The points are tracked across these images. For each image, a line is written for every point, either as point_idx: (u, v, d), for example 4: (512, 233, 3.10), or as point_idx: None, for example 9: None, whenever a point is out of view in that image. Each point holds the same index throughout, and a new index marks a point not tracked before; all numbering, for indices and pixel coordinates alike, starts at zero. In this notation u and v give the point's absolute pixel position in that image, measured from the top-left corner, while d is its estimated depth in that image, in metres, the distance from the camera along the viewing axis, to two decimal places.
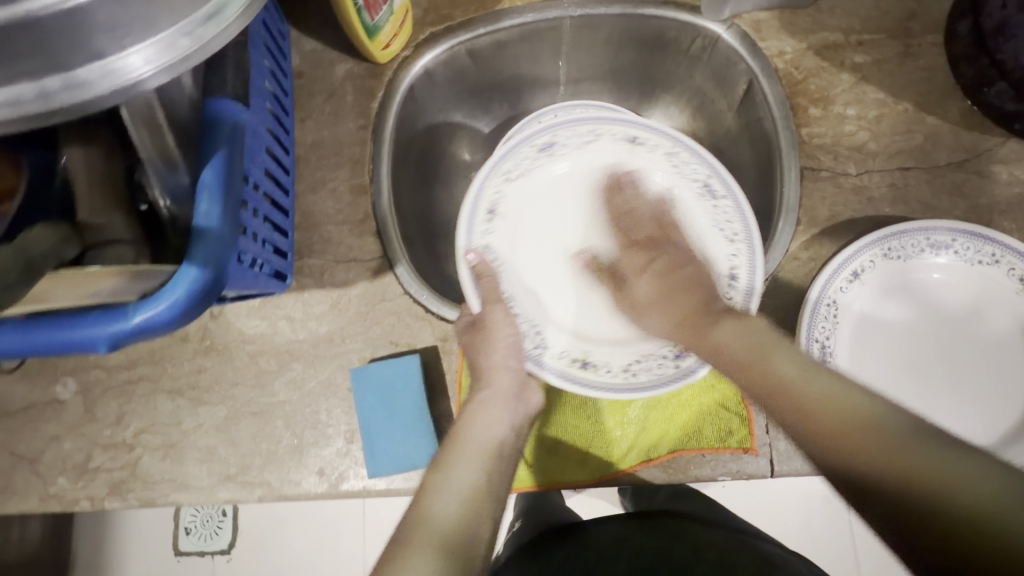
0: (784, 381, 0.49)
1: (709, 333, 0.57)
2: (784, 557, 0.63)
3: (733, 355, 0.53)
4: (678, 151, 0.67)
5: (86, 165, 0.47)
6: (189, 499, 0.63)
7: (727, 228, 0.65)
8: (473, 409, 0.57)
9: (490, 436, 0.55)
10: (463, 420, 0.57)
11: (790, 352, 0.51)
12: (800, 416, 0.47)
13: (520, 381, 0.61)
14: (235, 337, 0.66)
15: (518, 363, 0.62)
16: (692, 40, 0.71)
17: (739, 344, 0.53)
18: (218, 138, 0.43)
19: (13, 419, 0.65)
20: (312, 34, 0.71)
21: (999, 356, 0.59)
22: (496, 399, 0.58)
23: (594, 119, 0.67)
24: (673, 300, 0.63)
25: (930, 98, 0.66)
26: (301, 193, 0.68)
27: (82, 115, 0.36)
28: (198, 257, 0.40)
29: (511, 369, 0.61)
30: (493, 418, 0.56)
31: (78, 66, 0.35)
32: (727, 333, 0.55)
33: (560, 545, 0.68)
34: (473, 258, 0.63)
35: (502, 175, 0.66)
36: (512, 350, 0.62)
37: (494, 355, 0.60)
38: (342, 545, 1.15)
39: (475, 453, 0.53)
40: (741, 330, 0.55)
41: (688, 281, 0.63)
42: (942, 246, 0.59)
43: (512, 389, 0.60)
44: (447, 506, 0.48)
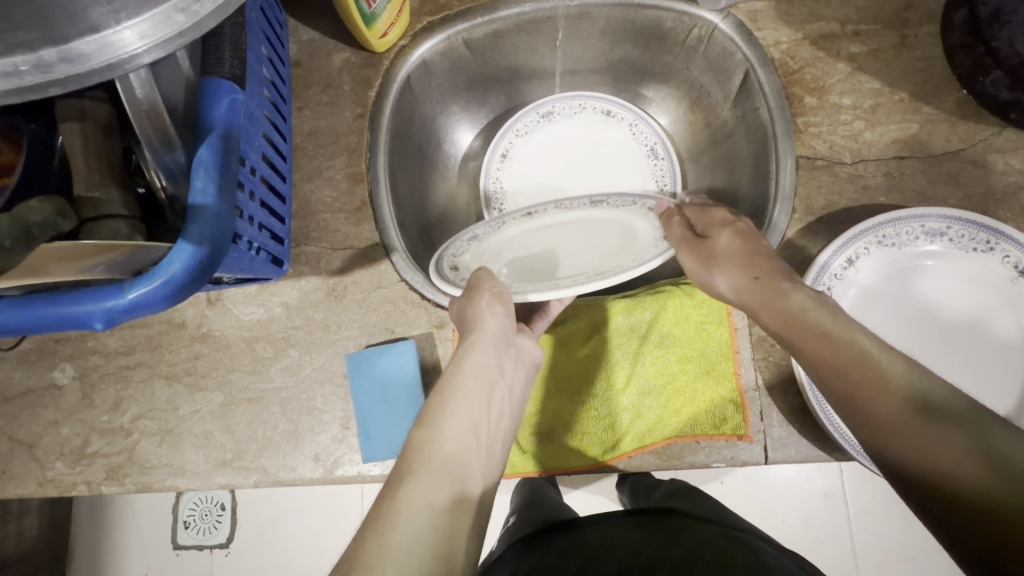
0: (861, 355, 0.43)
1: (786, 294, 0.48)
2: (782, 555, 0.58)
3: (815, 321, 0.45)
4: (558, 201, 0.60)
5: (81, 140, 0.46)
6: (186, 484, 0.64)
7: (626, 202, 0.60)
8: (458, 358, 0.52)
9: (484, 384, 0.51)
10: (448, 370, 0.51)
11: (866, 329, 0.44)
12: (867, 391, 0.41)
13: (509, 328, 0.55)
14: (232, 323, 0.66)
15: (508, 310, 0.55)
16: (689, 30, 0.72)
17: (822, 312, 0.46)
18: (215, 118, 0.44)
19: (11, 405, 0.65)
20: (310, 24, 0.72)
21: (996, 343, 0.58)
22: (485, 343, 0.52)
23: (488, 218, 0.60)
24: (750, 257, 0.52)
25: (926, 88, 0.66)
26: (298, 181, 0.68)
27: (79, 87, 0.38)
28: (193, 234, 0.41)
29: (502, 317, 0.54)
30: (482, 365, 0.51)
31: (75, 39, 0.36)
32: (803, 301, 0.47)
33: (555, 541, 0.67)
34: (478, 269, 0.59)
35: (451, 258, 0.59)
36: (500, 295, 0.55)
37: (479, 300, 0.54)
38: (340, 540, 1.15)
39: (467, 402, 0.49)
40: (817, 301, 0.47)
41: (765, 248, 0.53)
42: (936, 234, 0.59)
43: (505, 333, 0.54)
44: (437, 469, 0.45)
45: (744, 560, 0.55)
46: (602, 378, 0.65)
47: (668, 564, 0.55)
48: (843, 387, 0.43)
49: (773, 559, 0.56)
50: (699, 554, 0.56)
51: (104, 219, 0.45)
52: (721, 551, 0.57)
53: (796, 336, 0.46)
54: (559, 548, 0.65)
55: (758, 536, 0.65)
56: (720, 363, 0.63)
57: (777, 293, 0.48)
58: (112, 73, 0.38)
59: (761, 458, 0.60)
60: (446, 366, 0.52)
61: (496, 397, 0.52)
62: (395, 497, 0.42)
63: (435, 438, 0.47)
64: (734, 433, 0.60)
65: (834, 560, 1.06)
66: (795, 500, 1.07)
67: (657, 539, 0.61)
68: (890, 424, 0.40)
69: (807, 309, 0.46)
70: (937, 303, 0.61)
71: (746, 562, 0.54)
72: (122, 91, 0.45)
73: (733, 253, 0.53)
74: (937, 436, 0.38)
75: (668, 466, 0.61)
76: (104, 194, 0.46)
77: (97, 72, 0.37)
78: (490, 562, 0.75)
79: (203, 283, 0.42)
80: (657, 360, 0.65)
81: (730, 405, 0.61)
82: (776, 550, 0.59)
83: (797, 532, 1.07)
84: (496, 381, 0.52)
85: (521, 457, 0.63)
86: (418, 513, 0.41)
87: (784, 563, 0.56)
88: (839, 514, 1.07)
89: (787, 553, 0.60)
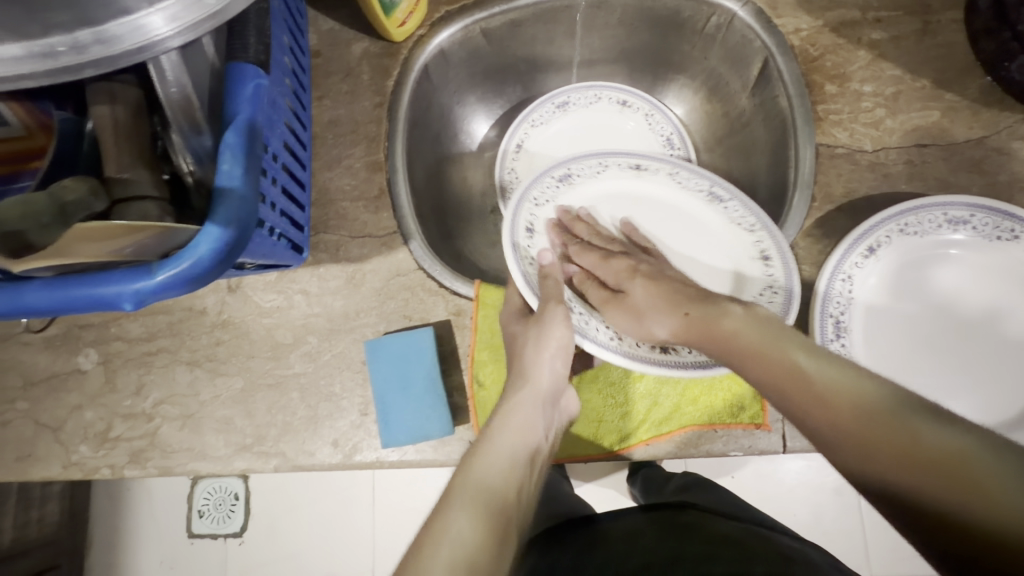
0: (793, 369, 0.43)
1: (716, 322, 0.48)
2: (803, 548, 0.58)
3: (745, 345, 0.46)
4: (679, 171, 0.68)
5: (111, 123, 0.47)
6: (207, 469, 0.64)
7: (741, 221, 0.65)
8: (507, 409, 0.54)
9: (525, 436, 0.52)
10: (496, 422, 0.53)
11: (805, 343, 0.44)
12: (812, 404, 0.40)
13: (559, 386, 0.57)
14: (252, 310, 0.67)
15: (566, 367, 0.57)
16: (707, 18, 0.71)
17: (751, 334, 0.46)
18: (241, 101, 0.45)
19: (37, 389, 0.67)
20: (329, 14, 0.72)
21: (1015, 330, 0.59)
22: (530, 399, 0.55)
23: (600, 153, 0.68)
24: (671, 301, 0.53)
25: (948, 75, 0.65)
26: (317, 170, 0.69)
27: (111, 69, 0.39)
28: (220, 216, 0.41)
29: (558, 373, 0.56)
30: (529, 420, 0.53)
31: (109, 21, 0.37)
32: (735, 322, 0.48)
33: (573, 539, 0.67)
34: (544, 259, 0.60)
35: (533, 200, 0.65)
36: (565, 350, 0.55)
37: (544, 353, 0.55)
38: (352, 531, 1.16)
39: (515, 450, 0.51)
40: (751, 320, 0.47)
41: (674, 279, 0.56)
42: (960, 222, 0.58)
43: (554, 391, 0.56)
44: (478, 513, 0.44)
45: (765, 554, 0.54)
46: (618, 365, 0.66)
47: (687, 560, 0.55)
48: (787, 403, 0.42)
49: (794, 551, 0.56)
50: (719, 549, 0.56)
51: (134, 201, 0.46)
52: (740, 545, 0.57)
53: (742, 364, 0.46)
54: (578, 547, 0.65)
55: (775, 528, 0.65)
56: None
57: (711, 320, 0.49)
58: (143, 55, 0.39)
59: (779, 446, 0.60)
60: (491, 416, 0.54)
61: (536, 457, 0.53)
62: (440, 524, 0.43)
63: (481, 475, 0.48)
64: (752, 421, 0.60)
65: (847, 556, 1.06)
66: (807, 494, 1.07)
67: (676, 535, 0.61)
68: (836, 434, 0.39)
69: (766, 331, 0.46)
70: (954, 293, 0.60)
71: (766, 556, 0.54)
72: (152, 71, 0.45)
73: (650, 302, 0.54)
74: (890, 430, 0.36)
75: (685, 454, 0.62)
76: (134, 175, 0.47)
77: (129, 54, 0.38)
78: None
79: (229, 266, 0.43)
80: None
81: (748, 394, 0.61)
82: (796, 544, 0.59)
83: (810, 526, 1.06)
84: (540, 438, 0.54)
85: None
86: (467, 534, 0.42)
87: (805, 555, 0.56)
88: (850, 508, 1.06)
89: (808, 545, 0.60)
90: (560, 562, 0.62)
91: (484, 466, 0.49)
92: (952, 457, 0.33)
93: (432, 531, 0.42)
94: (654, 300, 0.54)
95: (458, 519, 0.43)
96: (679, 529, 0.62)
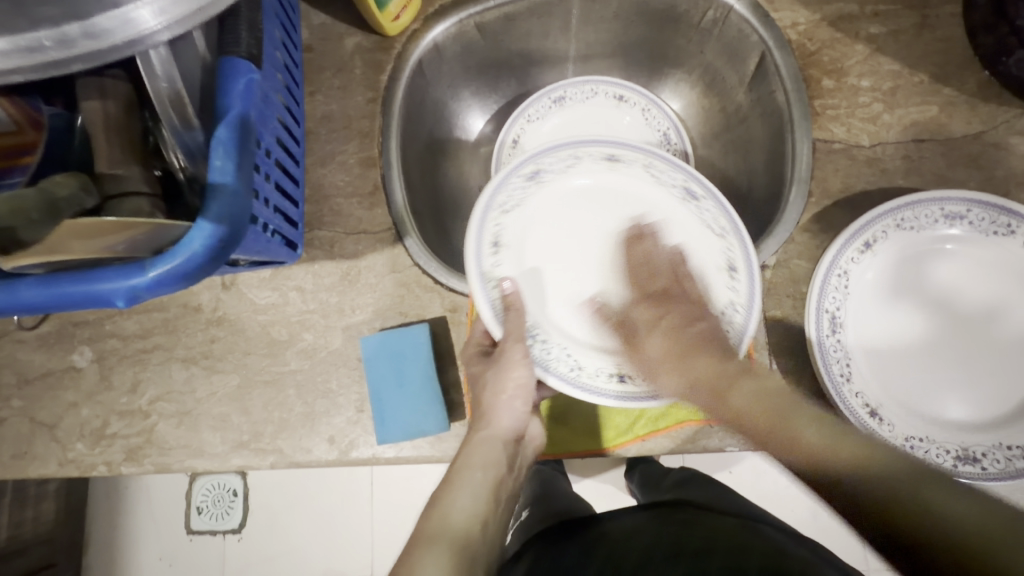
0: (785, 427, 0.49)
1: (727, 398, 0.53)
2: (802, 543, 0.58)
3: (754, 419, 0.51)
4: (655, 162, 0.64)
5: (103, 119, 0.47)
6: (204, 465, 0.64)
7: (715, 224, 0.62)
8: (469, 448, 0.55)
9: (488, 479, 0.53)
10: (460, 460, 0.54)
11: (800, 410, 0.50)
12: (796, 455, 0.47)
13: (521, 420, 0.58)
14: (247, 307, 0.67)
15: (526, 405, 0.58)
16: (704, 12, 0.70)
17: (752, 405, 0.51)
18: (233, 98, 0.44)
19: (32, 386, 0.66)
20: (322, 8, 0.71)
21: (1008, 326, 0.59)
22: (491, 440, 0.55)
23: (570, 143, 0.63)
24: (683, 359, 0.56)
25: (947, 69, 0.65)
26: (311, 166, 0.68)
27: (100, 63, 0.38)
28: (213, 213, 0.41)
29: (518, 413, 0.58)
30: (491, 459, 0.54)
31: (97, 15, 0.36)
32: (744, 394, 0.52)
33: (574, 537, 0.68)
34: (506, 287, 0.59)
35: (499, 207, 0.62)
36: (524, 387, 0.57)
37: (502, 394, 0.56)
38: (351, 526, 1.16)
39: (480, 487, 0.52)
40: (757, 390, 0.52)
41: (696, 333, 0.58)
42: (956, 217, 0.58)
43: (512, 432, 0.57)
44: (442, 557, 0.44)
45: (761, 549, 0.54)
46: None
47: (686, 555, 0.55)
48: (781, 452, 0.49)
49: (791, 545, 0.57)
50: (715, 546, 0.56)
51: (128, 197, 0.46)
52: (739, 540, 0.57)
53: (752, 434, 0.51)
54: (580, 544, 0.66)
55: (773, 523, 0.65)
56: None
57: (724, 388, 0.54)
58: (133, 49, 0.38)
59: None
60: (455, 455, 0.55)
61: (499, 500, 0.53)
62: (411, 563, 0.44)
63: (447, 514, 0.49)
64: None
65: (844, 551, 1.06)
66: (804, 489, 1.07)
67: (672, 533, 0.61)
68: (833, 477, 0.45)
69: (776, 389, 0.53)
70: (950, 287, 0.60)
71: (764, 549, 0.54)
72: (142, 69, 0.44)
73: (669, 358, 0.57)
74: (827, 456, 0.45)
75: (681, 450, 0.62)
76: (125, 171, 0.46)
77: (118, 48, 0.38)
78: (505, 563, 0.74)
79: (222, 263, 0.43)
80: None
81: None
82: (796, 539, 0.59)
83: (806, 521, 1.07)
84: (502, 473, 0.54)
85: None
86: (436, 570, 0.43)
87: (802, 549, 0.56)
88: None
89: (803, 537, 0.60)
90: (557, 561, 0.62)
91: (449, 507, 0.50)
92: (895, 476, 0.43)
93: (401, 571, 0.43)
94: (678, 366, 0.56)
95: (427, 557, 0.44)
96: (679, 525, 0.63)
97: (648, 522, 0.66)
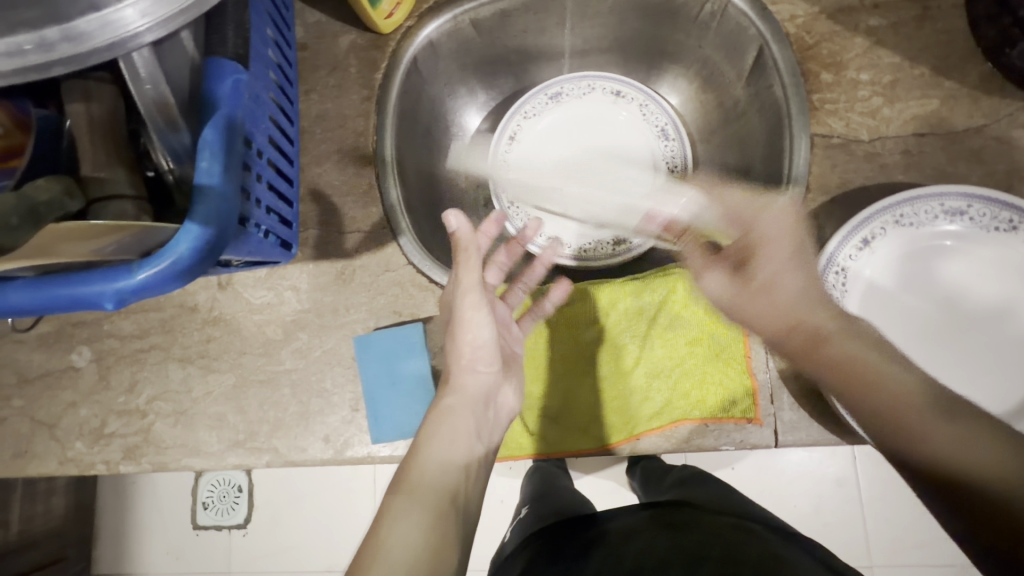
0: (880, 382, 0.47)
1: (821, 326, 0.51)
2: (800, 544, 0.58)
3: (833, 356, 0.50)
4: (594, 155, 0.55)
5: (87, 122, 0.47)
6: (201, 464, 0.65)
7: None
8: (436, 419, 0.55)
9: (458, 440, 0.54)
10: (426, 431, 0.54)
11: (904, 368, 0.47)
12: (883, 409, 0.46)
13: (489, 385, 0.60)
14: (242, 307, 0.67)
15: (490, 368, 0.61)
16: (701, 6, 0.69)
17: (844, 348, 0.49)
18: (218, 99, 0.44)
19: (32, 386, 0.67)
20: (315, 7, 0.71)
21: (1011, 325, 0.57)
22: (462, 406, 0.57)
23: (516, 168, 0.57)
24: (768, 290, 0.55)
25: (949, 61, 0.63)
26: (305, 165, 0.68)
27: (81, 66, 0.39)
28: (199, 215, 0.41)
29: (483, 376, 0.60)
30: (458, 429, 0.55)
31: (77, 18, 0.38)
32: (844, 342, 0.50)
33: (572, 534, 0.68)
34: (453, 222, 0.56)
35: None
36: (483, 348, 0.60)
37: (463, 359, 0.60)
38: (354, 522, 1.17)
39: (447, 455, 0.53)
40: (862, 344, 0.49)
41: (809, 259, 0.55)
42: (956, 213, 0.57)
43: (482, 395, 0.59)
44: (409, 533, 0.44)
45: (758, 552, 0.54)
46: (573, 340, 0.66)
47: (681, 558, 0.55)
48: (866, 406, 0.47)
49: (788, 547, 0.56)
50: (710, 552, 0.55)
51: (112, 199, 0.46)
52: (735, 542, 0.57)
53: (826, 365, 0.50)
54: (578, 541, 0.66)
55: (772, 526, 0.64)
56: (728, 348, 0.62)
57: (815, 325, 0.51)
58: (113, 52, 0.40)
59: (771, 441, 0.60)
60: (423, 422, 0.56)
61: (473, 453, 0.55)
62: (382, 533, 0.44)
63: (417, 484, 0.49)
64: (744, 416, 0.60)
65: (846, 548, 1.06)
66: (806, 486, 1.06)
67: (668, 537, 0.60)
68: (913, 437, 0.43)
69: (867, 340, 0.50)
70: (951, 284, 0.59)
71: (762, 553, 0.54)
72: (125, 71, 0.44)
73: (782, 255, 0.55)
74: (944, 442, 0.42)
75: (677, 449, 0.61)
76: (110, 174, 0.46)
77: (99, 50, 0.39)
78: (502, 560, 0.74)
79: (210, 263, 0.43)
80: (665, 343, 0.64)
81: (739, 388, 0.61)
82: (795, 541, 0.59)
83: (808, 519, 1.06)
84: (472, 440, 0.56)
85: (526, 440, 0.64)
86: (409, 537, 0.44)
87: (797, 555, 0.55)
88: (849, 500, 1.06)
89: (802, 541, 0.59)
90: (551, 561, 0.62)
91: (417, 477, 0.50)
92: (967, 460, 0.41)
93: (376, 532, 0.44)
94: (774, 275, 0.54)
95: (400, 522, 0.45)
96: (677, 526, 0.62)
97: (645, 523, 0.66)
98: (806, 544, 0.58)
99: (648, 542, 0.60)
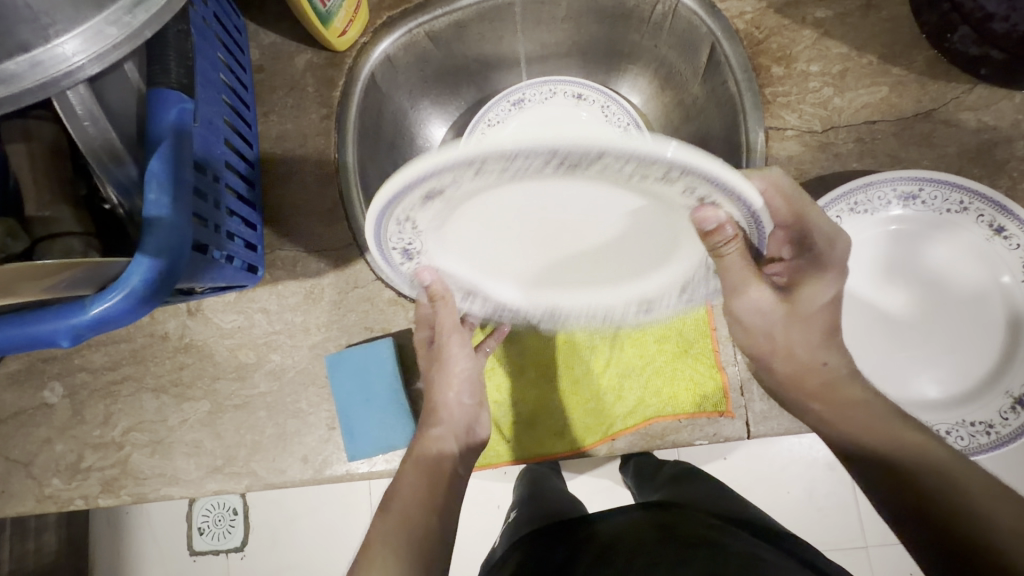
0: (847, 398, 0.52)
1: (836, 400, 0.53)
2: (787, 544, 0.58)
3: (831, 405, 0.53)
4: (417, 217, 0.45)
5: (29, 161, 0.48)
6: (181, 492, 0.65)
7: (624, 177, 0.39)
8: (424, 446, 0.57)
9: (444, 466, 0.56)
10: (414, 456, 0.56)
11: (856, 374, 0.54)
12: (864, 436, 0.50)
13: (472, 414, 0.60)
14: (213, 332, 0.67)
15: (475, 399, 0.60)
16: (653, 6, 0.70)
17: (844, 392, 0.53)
18: (162, 131, 0.44)
19: (5, 425, 0.66)
20: (270, 28, 0.71)
21: (972, 305, 0.59)
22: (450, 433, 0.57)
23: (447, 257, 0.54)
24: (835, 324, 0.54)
25: (895, 49, 0.64)
26: (269, 187, 0.69)
27: (14, 106, 0.39)
28: (150, 246, 0.41)
29: (469, 401, 0.59)
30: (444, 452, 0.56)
31: (5, 59, 0.37)
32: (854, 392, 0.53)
33: (563, 538, 0.68)
34: (425, 275, 0.53)
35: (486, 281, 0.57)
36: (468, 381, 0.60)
37: (451, 391, 0.59)
38: (352, 537, 1.15)
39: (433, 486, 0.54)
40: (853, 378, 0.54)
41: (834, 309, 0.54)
42: (909, 197, 0.58)
43: (468, 422, 0.59)
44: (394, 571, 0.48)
45: (742, 553, 0.54)
46: (537, 337, 0.67)
47: (667, 561, 0.55)
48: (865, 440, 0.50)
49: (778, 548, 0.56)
50: (691, 552, 0.55)
51: (58, 237, 0.47)
52: (720, 542, 0.57)
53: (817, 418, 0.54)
54: (570, 545, 0.66)
55: (758, 526, 0.63)
56: (696, 340, 0.64)
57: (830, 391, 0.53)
58: (46, 91, 0.40)
59: (744, 433, 0.61)
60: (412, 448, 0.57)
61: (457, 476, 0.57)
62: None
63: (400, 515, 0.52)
64: (716, 409, 0.61)
65: (841, 530, 1.07)
66: (800, 471, 1.06)
67: (652, 540, 0.60)
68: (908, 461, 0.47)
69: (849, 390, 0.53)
70: (910, 263, 0.60)
71: (742, 553, 0.54)
72: (62, 111, 0.45)
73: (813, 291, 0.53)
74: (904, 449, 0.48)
75: (652, 446, 0.63)
76: (55, 213, 0.47)
77: (33, 90, 0.39)
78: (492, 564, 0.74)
79: (167, 293, 0.43)
80: (635, 343, 0.65)
81: (709, 383, 0.62)
82: (783, 541, 0.59)
83: (803, 503, 1.06)
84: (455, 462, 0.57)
85: (504, 447, 0.64)
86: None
87: (779, 555, 0.55)
88: (842, 483, 1.06)
89: (786, 542, 0.59)
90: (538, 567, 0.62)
91: (404, 507, 0.53)
92: (986, 503, 0.44)
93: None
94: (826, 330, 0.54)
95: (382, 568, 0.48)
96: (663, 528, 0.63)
97: (635, 526, 0.66)
98: (792, 544, 0.58)
99: (636, 546, 0.60)
